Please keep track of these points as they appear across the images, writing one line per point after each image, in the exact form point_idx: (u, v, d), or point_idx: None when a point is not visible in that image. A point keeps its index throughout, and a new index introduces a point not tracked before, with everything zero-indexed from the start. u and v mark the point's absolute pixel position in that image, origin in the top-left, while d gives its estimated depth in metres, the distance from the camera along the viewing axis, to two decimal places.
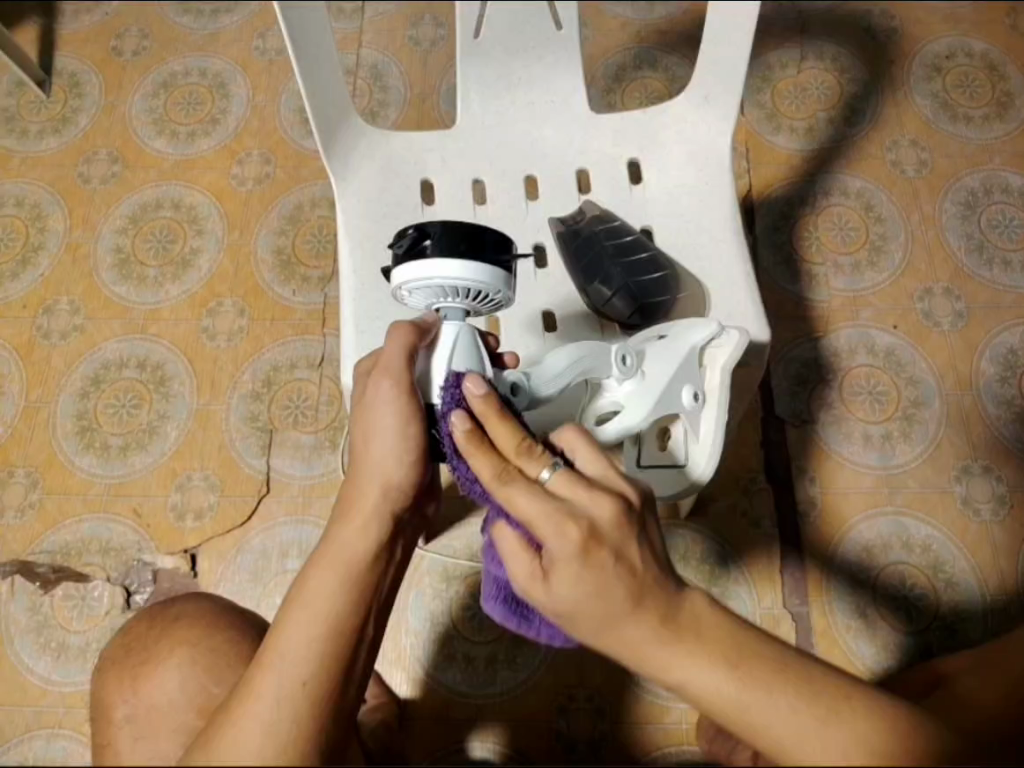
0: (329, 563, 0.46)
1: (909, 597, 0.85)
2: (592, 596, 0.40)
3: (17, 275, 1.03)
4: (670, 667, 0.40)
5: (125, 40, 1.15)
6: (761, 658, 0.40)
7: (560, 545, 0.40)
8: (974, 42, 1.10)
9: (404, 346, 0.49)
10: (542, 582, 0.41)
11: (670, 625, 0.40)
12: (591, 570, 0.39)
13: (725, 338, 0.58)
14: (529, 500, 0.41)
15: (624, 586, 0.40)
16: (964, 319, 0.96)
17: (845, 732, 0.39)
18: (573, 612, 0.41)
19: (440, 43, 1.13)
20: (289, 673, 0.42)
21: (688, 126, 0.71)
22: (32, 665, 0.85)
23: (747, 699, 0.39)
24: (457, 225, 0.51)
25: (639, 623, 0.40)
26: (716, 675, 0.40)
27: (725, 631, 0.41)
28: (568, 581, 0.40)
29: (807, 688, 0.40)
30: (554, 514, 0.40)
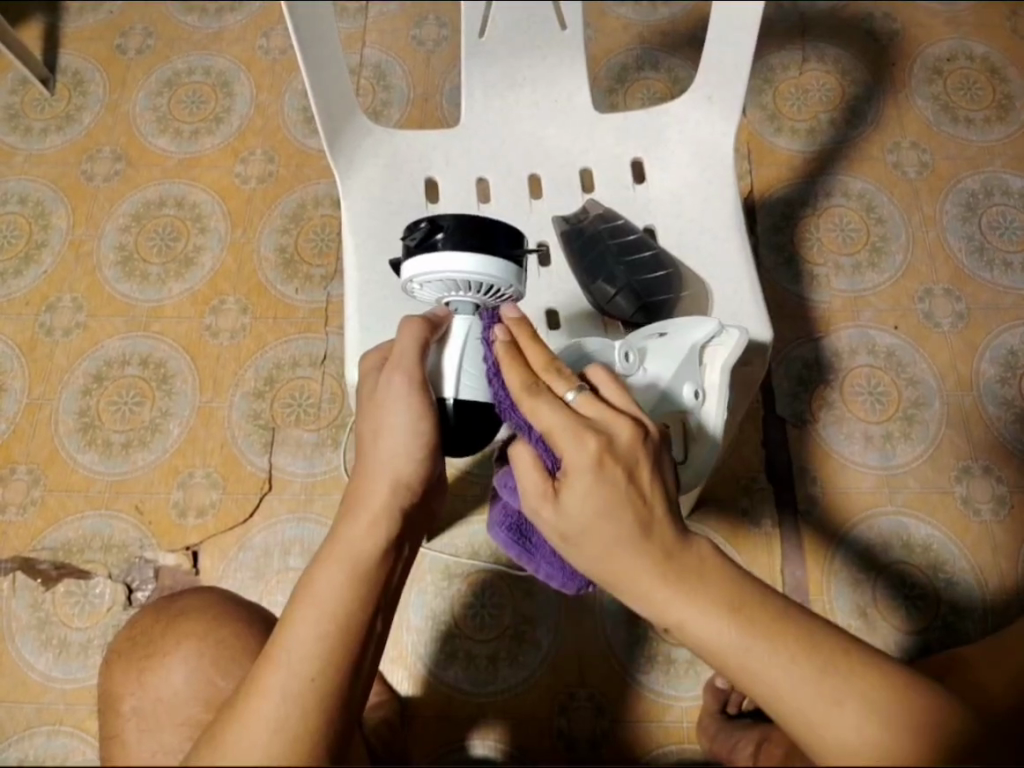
0: (339, 558, 0.46)
1: (910, 597, 0.85)
2: (603, 509, 0.43)
3: (20, 271, 1.03)
4: (669, 606, 0.43)
5: (129, 39, 1.16)
6: (763, 608, 0.43)
7: (577, 454, 0.43)
8: (975, 45, 1.10)
9: (415, 342, 0.50)
10: (552, 499, 0.44)
11: (672, 558, 0.43)
12: (603, 483, 0.43)
13: (725, 337, 0.58)
14: (551, 411, 0.45)
15: (634, 511, 0.43)
16: (964, 320, 0.96)
17: (841, 685, 0.40)
18: (579, 531, 0.44)
19: (443, 43, 1.13)
20: (297, 667, 0.42)
21: (691, 126, 0.71)
22: (33, 661, 0.85)
23: (747, 643, 0.41)
24: (470, 220, 0.52)
25: (646, 554, 0.43)
26: (719, 620, 0.42)
27: (732, 585, 0.43)
28: (580, 495, 0.43)
29: (804, 644, 0.41)
30: (577, 434, 0.44)
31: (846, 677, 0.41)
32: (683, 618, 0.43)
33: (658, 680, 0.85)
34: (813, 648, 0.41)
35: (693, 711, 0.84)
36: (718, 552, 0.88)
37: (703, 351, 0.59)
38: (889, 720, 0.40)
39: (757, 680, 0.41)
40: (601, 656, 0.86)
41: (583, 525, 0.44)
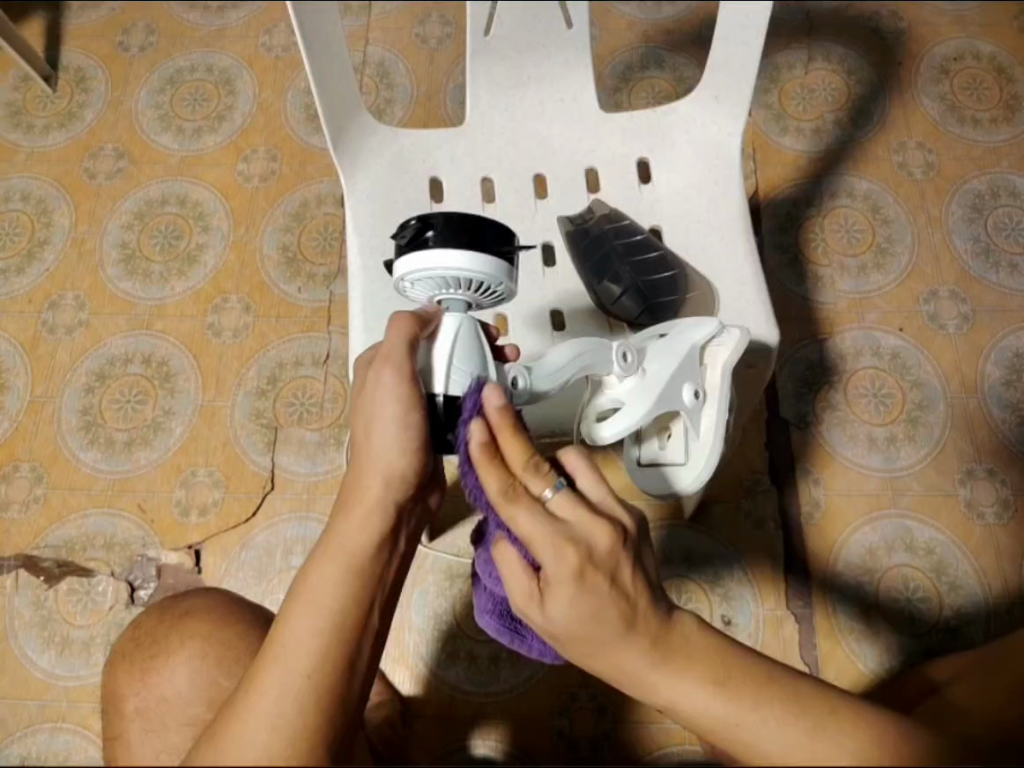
0: (333, 556, 0.46)
1: (912, 600, 0.85)
2: (587, 618, 0.42)
3: (23, 269, 1.03)
4: (658, 685, 0.42)
5: (131, 36, 1.15)
6: (749, 677, 0.41)
7: (556, 568, 0.42)
8: (982, 45, 1.10)
9: (405, 337, 0.48)
10: (538, 604, 0.43)
11: (659, 648, 0.42)
12: (585, 593, 0.41)
13: (726, 336, 0.58)
14: (529, 520, 0.43)
15: (616, 609, 0.42)
16: (969, 323, 0.96)
17: (835, 743, 0.38)
18: (566, 633, 0.43)
19: (447, 41, 1.13)
20: (294, 666, 0.42)
21: (697, 126, 0.71)
22: (36, 659, 0.86)
23: (733, 716, 0.40)
24: (460, 217, 0.52)
25: (631, 645, 0.42)
26: (702, 692, 0.41)
27: (718, 653, 0.42)
28: (562, 603, 0.42)
29: (795, 706, 0.40)
30: (553, 541, 0.42)
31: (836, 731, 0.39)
32: (671, 698, 0.42)
33: None
34: (804, 708, 0.40)
35: None
36: (720, 553, 0.87)
37: (704, 350, 0.59)
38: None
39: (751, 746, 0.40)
40: None
41: (567, 627, 0.43)
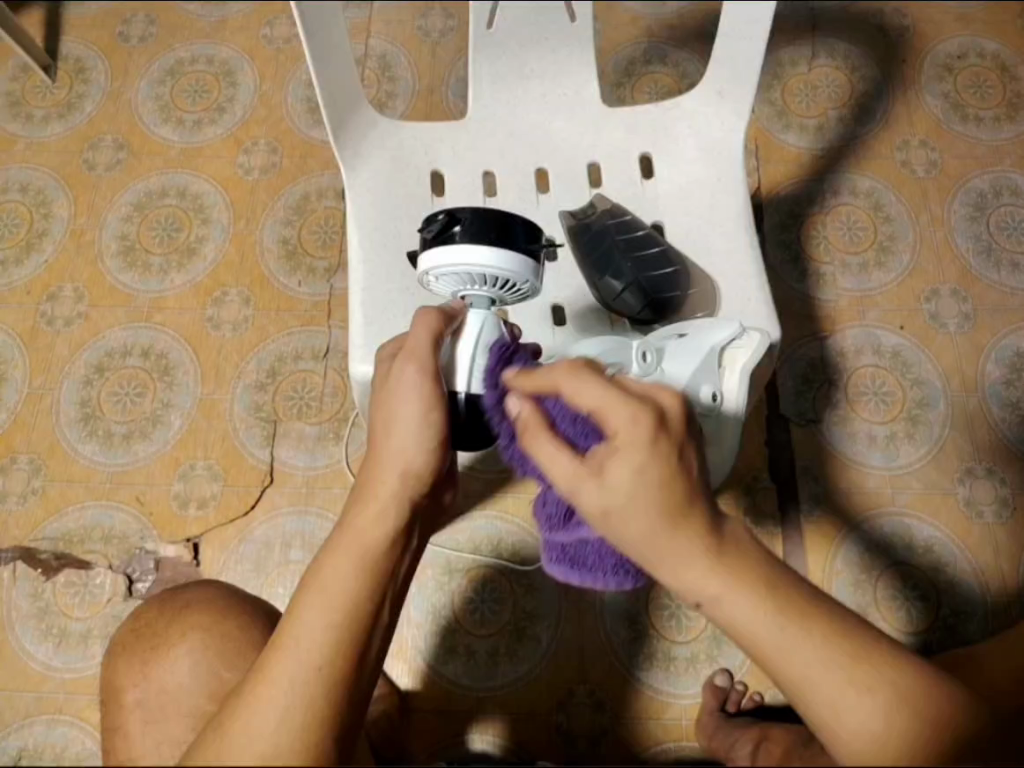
0: (347, 550, 0.45)
1: (911, 595, 0.85)
2: (654, 487, 0.39)
3: (22, 260, 1.02)
4: (704, 581, 0.39)
5: (132, 26, 1.14)
6: (800, 595, 0.40)
7: (631, 429, 0.40)
8: (986, 43, 1.09)
9: (431, 333, 0.49)
10: (594, 476, 0.40)
11: (716, 541, 0.40)
12: (654, 459, 0.40)
13: (746, 340, 0.59)
14: (595, 388, 0.41)
15: (683, 483, 0.40)
16: (970, 320, 0.96)
17: (870, 673, 0.39)
18: (622, 506, 0.40)
19: (450, 34, 1.12)
20: (304, 658, 0.42)
21: (701, 121, 0.71)
22: (32, 651, 0.85)
23: (782, 629, 0.39)
24: (488, 213, 0.52)
25: (687, 537, 0.39)
26: (760, 610, 0.39)
27: (768, 565, 0.40)
28: (627, 469, 0.40)
29: (839, 635, 0.40)
30: (628, 401, 0.40)
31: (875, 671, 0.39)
32: (720, 598, 0.39)
33: (659, 677, 0.85)
34: (844, 635, 0.40)
35: (692, 709, 0.84)
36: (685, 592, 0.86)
37: (724, 353, 0.59)
38: (909, 705, 0.39)
39: (792, 665, 0.39)
40: (601, 651, 0.86)
41: (628, 500, 0.40)
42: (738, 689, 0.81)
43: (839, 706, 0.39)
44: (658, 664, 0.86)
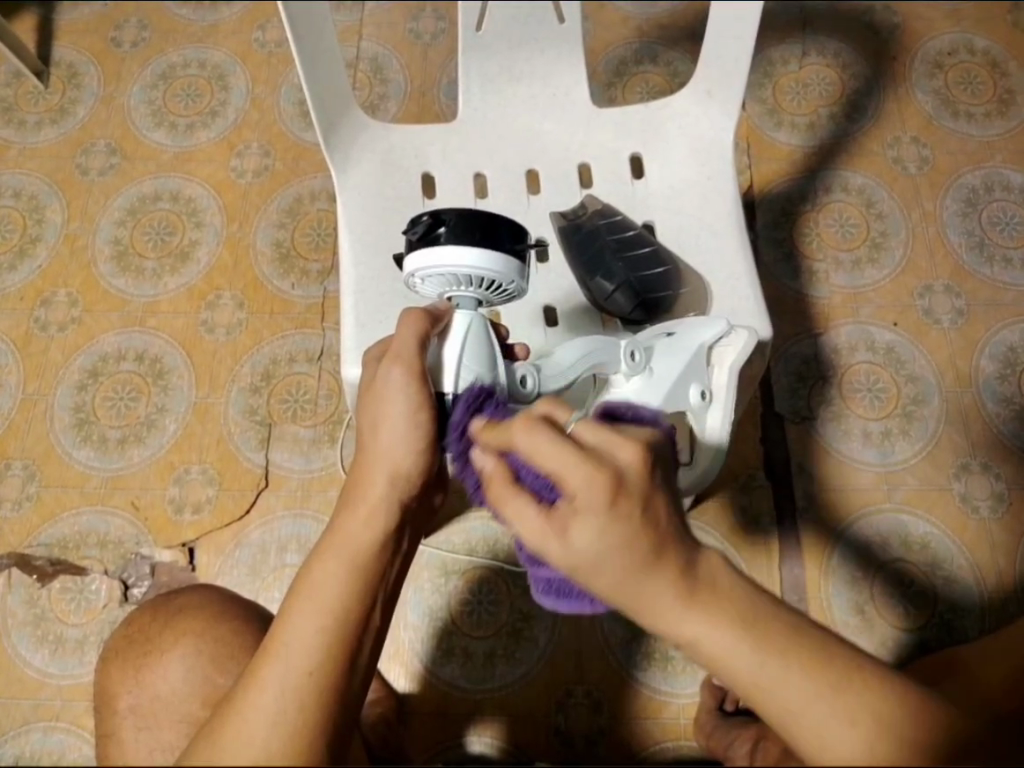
0: (336, 553, 0.45)
1: (907, 593, 0.85)
2: (617, 549, 0.38)
3: (15, 266, 1.02)
4: (681, 621, 0.39)
5: (123, 31, 1.14)
6: (774, 624, 0.40)
7: (589, 492, 0.38)
8: (976, 39, 1.10)
9: (416, 335, 0.48)
10: (558, 536, 0.39)
11: (689, 582, 0.39)
12: (616, 523, 0.38)
13: (733, 338, 0.59)
14: (549, 446, 0.40)
15: (648, 537, 0.39)
16: (964, 317, 0.96)
17: (855, 704, 0.39)
18: (590, 565, 0.39)
19: (441, 36, 1.12)
20: (295, 662, 0.42)
21: (691, 120, 0.71)
22: (28, 658, 0.85)
23: (762, 662, 0.39)
24: (472, 214, 0.52)
25: (663, 576, 0.39)
26: (732, 638, 0.39)
27: (746, 596, 0.40)
28: (590, 533, 0.38)
29: (819, 663, 0.39)
30: (584, 463, 0.39)
31: (860, 695, 0.39)
32: (699, 637, 0.39)
33: (656, 676, 0.85)
34: (826, 666, 0.39)
35: (690, 708, 0.84)
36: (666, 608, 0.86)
37: (711, 352, 0.60)
38: (895, 731, 0.39)
39: (771, 692, 0.39)
40: (598, 651, 0.86)
41: (594, 561, 0.39)
42: None
43: (826, 742, 0.38)
44: (655, 663, 0.86)
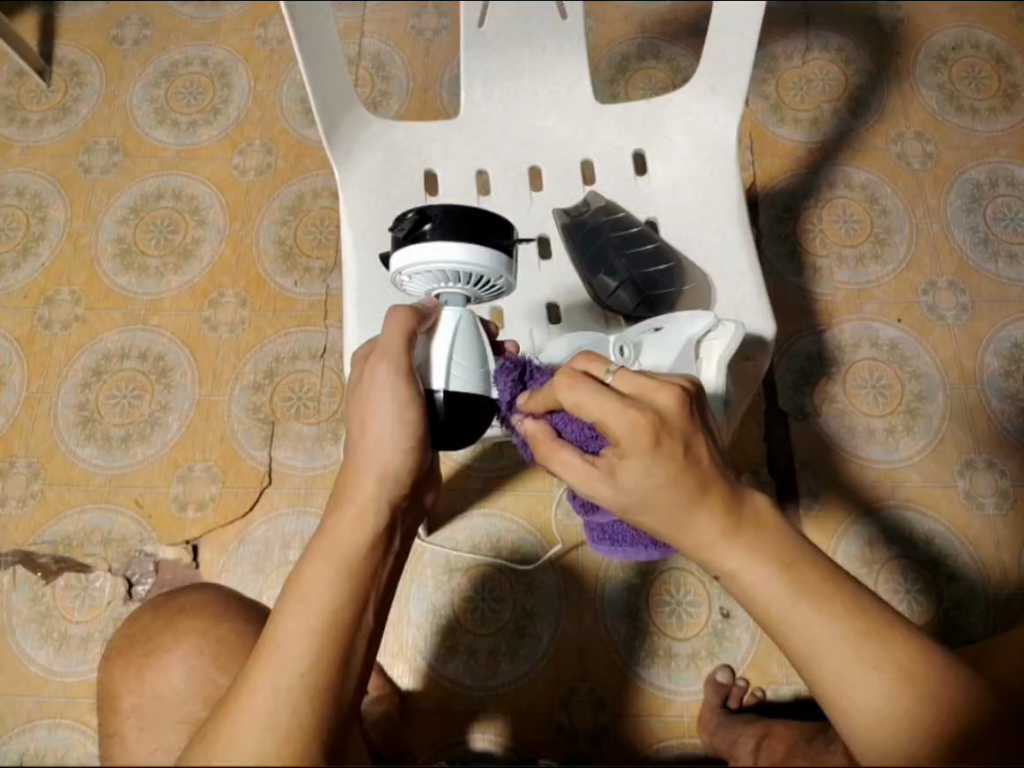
0: (327, 555, 0.45)
1: (913, 587, 0.85)
2: (664, 485, 0.40)
3: (18, 264, 1.02)
4: (728, 554, 0.41)
5: (126, 29, 1.14)
6: (810, 569, 0.41)
7: (632, 438, 0.40)
8: (980, 33, 1.09)
9: (401, 331, 0.49)
10: (608, 480, 0.41)
11: (735, 517, 0.41)
12: (661, 460, 0.40)
13: (720, 332, 0.58)
14: (592, 396, 0.41)
15: (693, 474, 0.40)
16: (968, 313, 0.95)
17: (879, 651, 0.40)
18: (640, 505, 0.41)
19: (443, 33, 1.12)
20: (286, 665, 0.42)
21: (694, 115, 0.70)
22: (33, 655, 0.85)
23: (794, 600, 0.40)
24: (458, 209, 0.51)
25: (707, 513, 0.41)
26: (766, 573, 0.40)
27: (787, 539, 0.42)
28: (637, 472, 0.40)
29: (849, 609, 0.40)
30: (626, 408, 0.40)
31: (887, 648, 0.40)
32: (739, 568, 0.41)
33: (660, 673, 0.85)
34: (856, 612, 0.40)
35: (694, 706, 0.83)
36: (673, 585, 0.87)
37: (700, 346, 0.58)
38: (919, 690, 0.39)
39: (803, 638, 0.40)
40: (601, 649, 0.86)
41: (642, 499, 0.41)
42: (740, 685, 0.81)
43: (849, 686, 0.39)
44: (659, 661, 0.85)
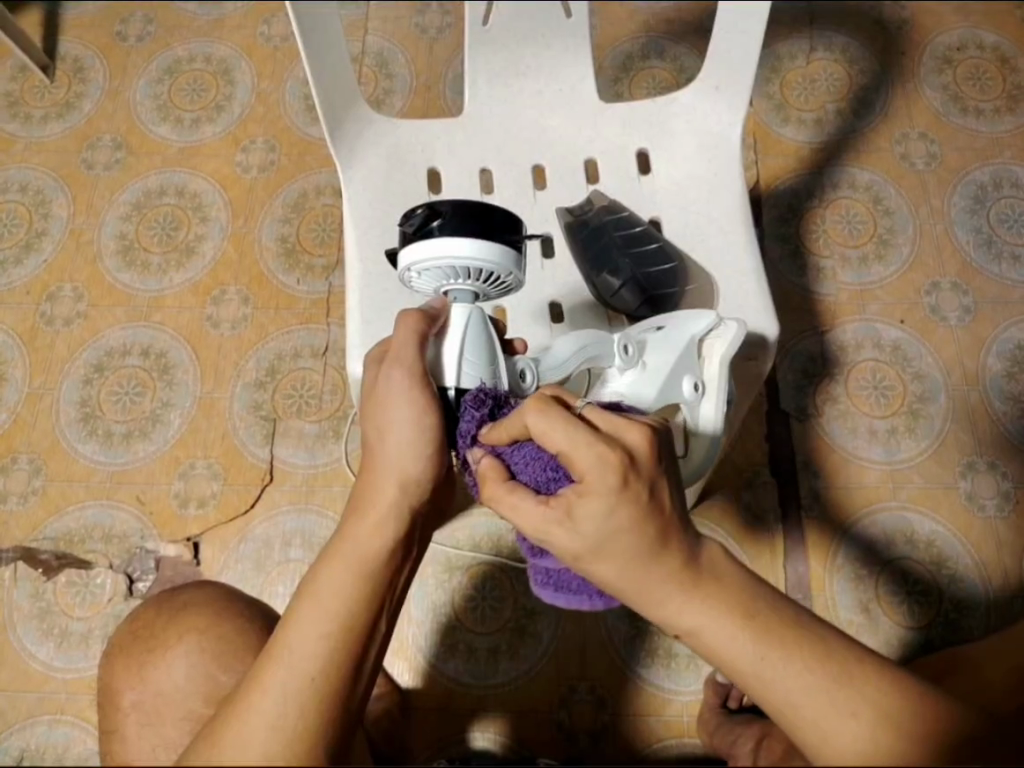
0: (344, 560, 0.45)
1: (912, 597, 0.84)
2: (623, 531, 0.39)
3: (21, 260, 1.02)
4: (684, 608, 0.40)
5: (130, 26, 1.14)
6: (772, 613, 0.41)
7: (599, 479, 0.39)
8: (985, 34, 1.09)
9: (414, 336, 0.49)
10: (566, 523, 0.40)
11: (691, 572, 0.41)
12: (623, 504, 0.39)
13: (722, 330, 0.58)
14: (560, 432, 0.41)
15: (654, 524, 0.40)
16: (971, 314, 0.95)
17: (854, 694, 0.39)
18: (594, 550, 0.40)
19: (447, 31, 1.12)
20: (297, 667, 0.41)
21: (698, 115, 0.70)
22: (33, 651, 0.86)
23: (761, 652, 0.39)
24: (468, 205, 0.52)
25: (664, 566, 0.40)
26: (730, 623, 0.40)
27: (745, 588, 0.41)
28: (596, 514, 0.39)
29: (818, 654, 0.40)
30: (594, 444, 0.40)
31: (862, 689, 0.39)
32: (699, 621, 0.40)
33: (659, 673, 0.85)
34: (827, 657, 0.40)
35: (693, 706, 0.83)
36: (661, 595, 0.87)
37: (701, 346, 0.59)
38: (902, 730, 0.38)
39: (773, 685, 0.39)
40: (602, 648, 0.86)
41: (599, 543, 0.40)
42: (738, 684, 0.81)
43: (831, 733, 0.38)
44: (658, 661, 0.85)
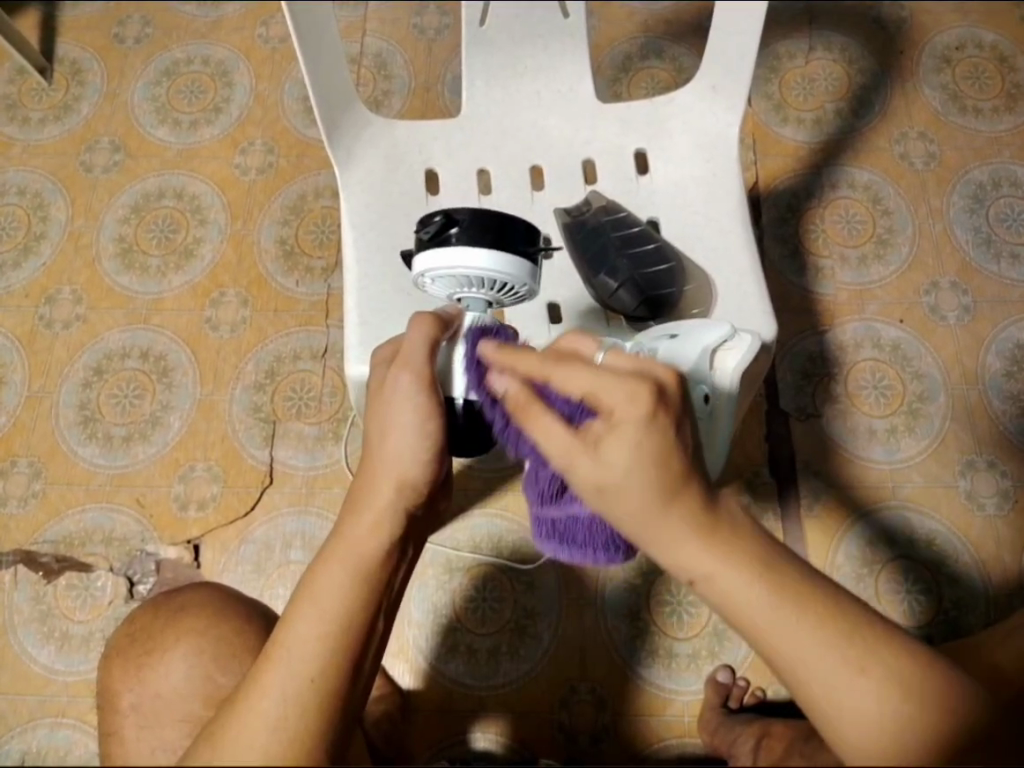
0: (341, 559, 0.45)
1: (916, 587, 0.85)
2: (650, 463, 0.39)
3: (19, 263, 1.02)
4: (696, 558, 0.39)
5: (127, 28, 1.14)
6: (785, 572, 0.40)
7: (629, 406, 0.39)
8: (984, 33, 1.09)
9: (426, 339, 0.48)
10: (590, 452, 0.39)
11: (711, 519, 0.40)
12: (653, 434, 0.39)
13: (736, 341, 0.58)
14: (582, 371, 0.41)
15: (678, 458, 0.39)
16: (970, 313, 0.95)
17: (864, 653, 0.39)
18: (619, 483, 0.39)
19: (445, 32, 1.12)
20: (298, 668, 0.42)
21: (695, 115, 0.70)
22: (34, 654, 0.86)
23: (775, 611, 0.39)
24: (484, 215, 0.52)
25: (682, 508, 0.39)
26: (746, 581, 0.39)
27: (763, 549, 0.40)
28: (626, 445, 0.39)
29: (829, 618, 0.39)
30: (622, 381, 0.40)
31: (869, 650, 0.39)
32: (712, 574, 0.39)
33: (659, 674, 0.85)
34: (836, 617, 0.40)
35: (694, 706, 0.83)
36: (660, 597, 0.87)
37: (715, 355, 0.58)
38: (910, 692, 0.39)
39: (784, 650, 0.39)
40: (602, 648, 0.86)
41: (625, 474, 0.39)
42: (739, 685, 0.81)
43: (841, 697, 0.38)
44: (659, 661, 0.85)
